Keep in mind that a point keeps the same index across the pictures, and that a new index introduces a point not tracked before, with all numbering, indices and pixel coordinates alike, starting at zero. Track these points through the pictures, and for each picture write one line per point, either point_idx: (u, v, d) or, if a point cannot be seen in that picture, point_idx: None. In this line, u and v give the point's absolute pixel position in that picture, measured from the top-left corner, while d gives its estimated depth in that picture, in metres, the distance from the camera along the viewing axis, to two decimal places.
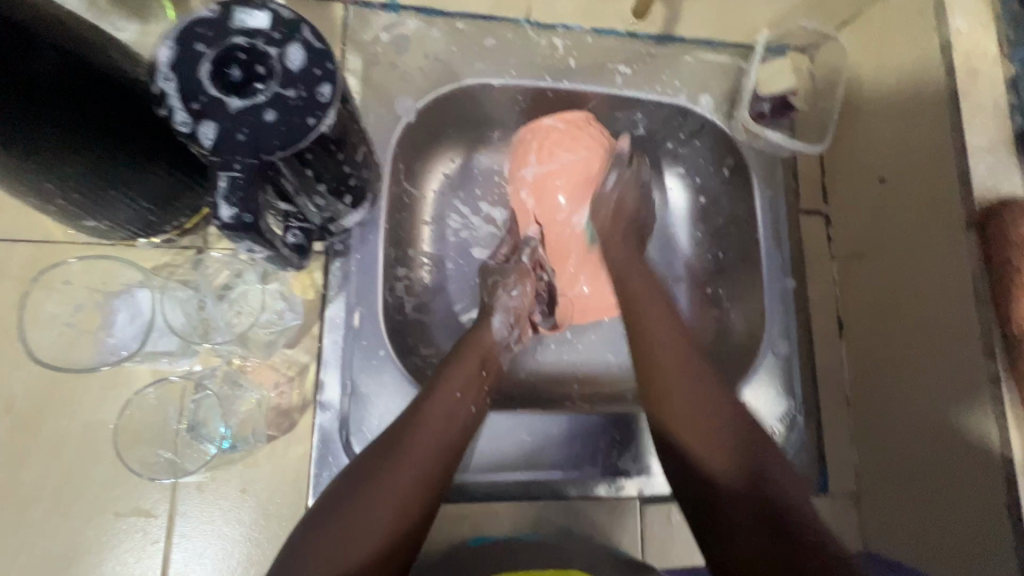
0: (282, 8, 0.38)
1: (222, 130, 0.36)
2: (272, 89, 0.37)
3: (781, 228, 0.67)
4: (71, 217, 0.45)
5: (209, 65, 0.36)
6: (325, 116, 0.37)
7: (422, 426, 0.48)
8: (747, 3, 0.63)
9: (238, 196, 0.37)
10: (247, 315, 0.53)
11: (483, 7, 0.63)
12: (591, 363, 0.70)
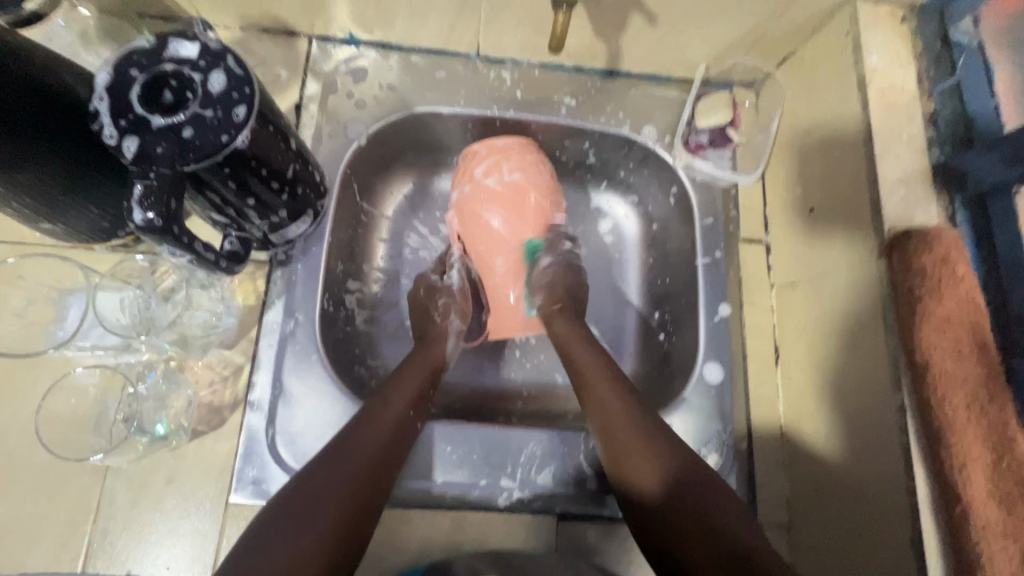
0: (212, 40, 0.44)
1: (143, 144, 0.40)
2: (192, 109, 0.41)
3: (718, 255, 0.68)
4: (31, 220, 0.50)
5: (139, 88, 0.42)
6: (238, 134, 0.42)
7: (365, 433, 0.50)
8: (684, 41, 0.66)
9: (153, 201, 0.40)
10: (179, 311, 0.56)
11: (435, 43, 0.68)
12: (536, 383, 0.75)
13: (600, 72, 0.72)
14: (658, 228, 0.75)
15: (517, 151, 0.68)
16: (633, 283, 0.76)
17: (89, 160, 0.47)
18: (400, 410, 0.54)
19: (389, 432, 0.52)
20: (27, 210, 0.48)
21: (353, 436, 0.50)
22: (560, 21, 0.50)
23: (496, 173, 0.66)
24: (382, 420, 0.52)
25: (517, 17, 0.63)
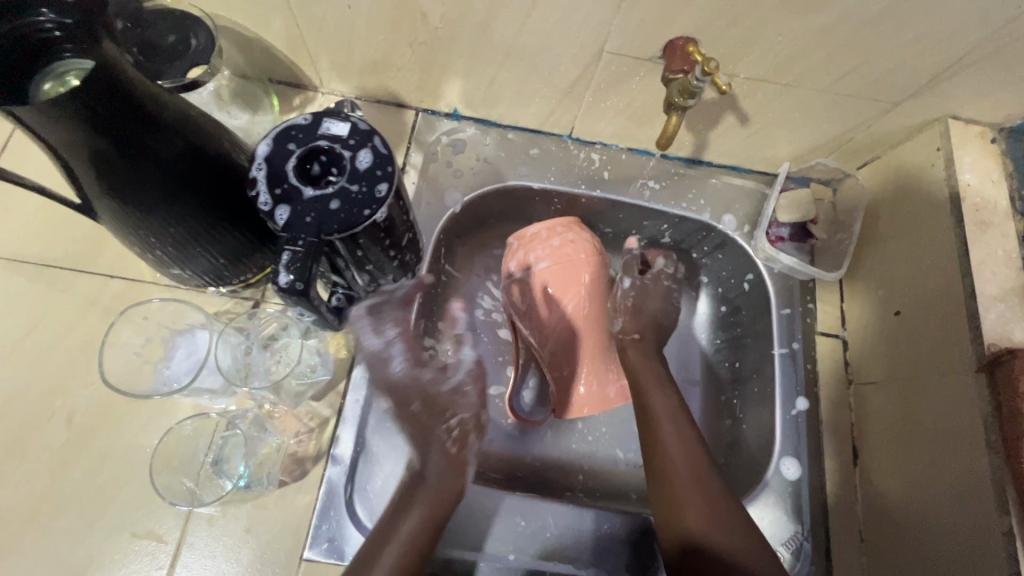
0: (360, 120, 0.48)
1: (294, 213, 0.44)
2: (340, 183, 0.45)
3: (797, 347, 0.69)
4: (162, 264, 0.53)
5: (295, 160, 0.45)
6: (378, 208, 0.45)
7: (400, 525, 0.52)
8: (771, 141, 0.70)
9: (297, 266, 0.43)
10: (285, 364, 0.58)
11: (533, 123, 0.73)
12: (598, 456, 0.74)
13: (684, 160, 0.76)
14: (729, 313, 0.77)
15: (545, 237, 0.71)
16: (699, 364, 0.77)
17: (226, 215, 0.50)
18: (424, 510, 0.54)
19: (422, 531, 0.52)
20: (164, 256, 0.51)
21: (382, 542, 0.51)
22: (673, 120, 0.55)
23: (529, 262, 0.71)
24: (407, 524, 0.52)
25: (617, 107, 0.67)
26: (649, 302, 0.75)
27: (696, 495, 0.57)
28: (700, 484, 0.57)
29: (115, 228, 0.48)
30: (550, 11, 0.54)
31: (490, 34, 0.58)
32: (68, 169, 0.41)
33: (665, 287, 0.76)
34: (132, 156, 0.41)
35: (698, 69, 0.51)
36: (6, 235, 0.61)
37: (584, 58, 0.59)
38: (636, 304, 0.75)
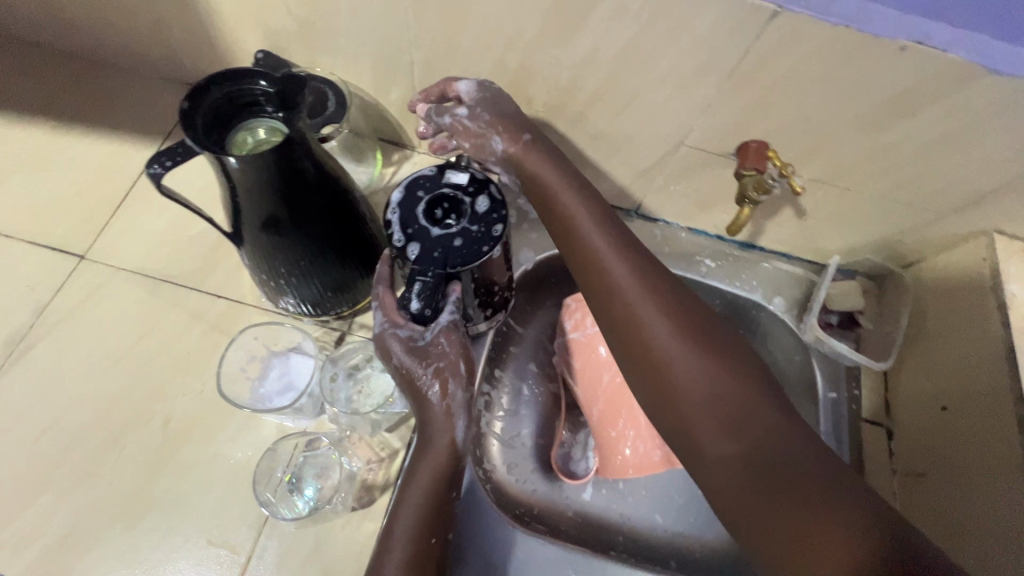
0: (477, 171, 0.54)
1: (424, 249, 0.50)
2: (463, 224, 0.51)
3: (842, 430, 0.71)
4: (274, 290, 0.59)
5: (423, 205, 0.52)
6: (495, 246, 0.51)
7: (405, 501, 0.51)
8: (824, 236, 0.75)
9: (425, 293, 0.50)
10: (367, 396, 0.63)
11: (603, 196, 0.80)
12: (638, 518, 0.76)
13: (739, 243, 0.81)
14: (773, 372, 0.78)
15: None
16: None
17: (344, 252, 0.57)
18: (429, 473, 0.51)
19: (426, 505, 0.50)
20: (283, 285, 0.58)
21: (389, 530, 0.50)
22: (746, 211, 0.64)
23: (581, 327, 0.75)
24: (409, 501, 0.50)
25: (685, 191, 0.74)
26: (507, 109, 0.59)
27: (654, 327, 0.50)
28: (720, 420, 0.46)
29: (250, 256, 0.55)
30: (643, 108, 0.62)
31: (584, 121, 0.66)
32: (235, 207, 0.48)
33: (496, 90, 0.60)
34: (293, 200, 0.48)
35: (774, 171, 0.61)
36: (131, 249, 0.68)
37: (664, 148, 0.67)
38: (497, 116, 0.59)
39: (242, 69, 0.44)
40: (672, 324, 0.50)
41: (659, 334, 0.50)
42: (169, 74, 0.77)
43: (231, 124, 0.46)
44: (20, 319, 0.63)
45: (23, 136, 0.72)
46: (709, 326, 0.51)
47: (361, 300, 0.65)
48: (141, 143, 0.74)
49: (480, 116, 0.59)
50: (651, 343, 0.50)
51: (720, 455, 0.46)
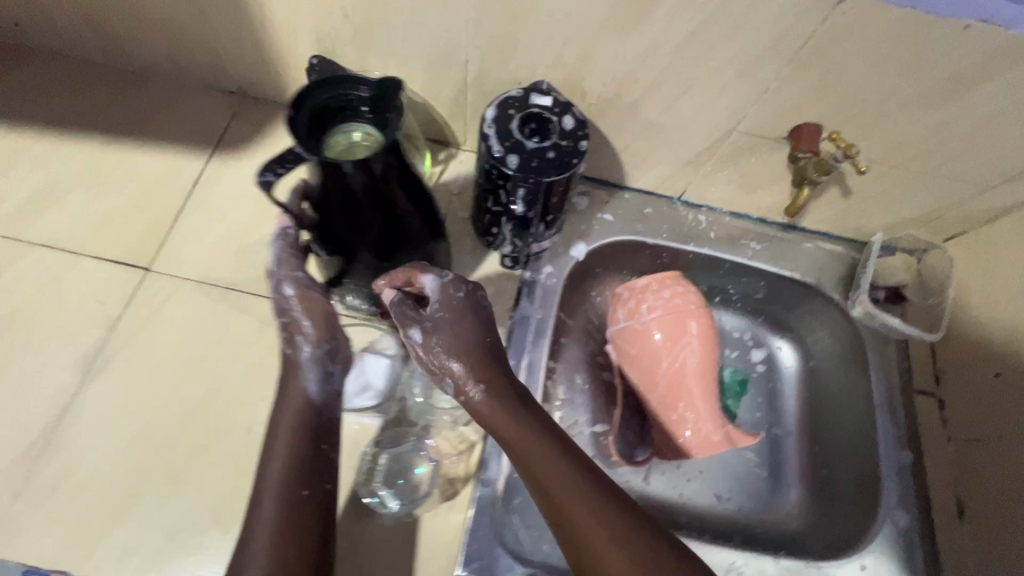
0: (559, 95, 0.60)
1: (522, 160, 0.56)
2: (552, 139, 0.57)
3: (895, 399, 0.74)
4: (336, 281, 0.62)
5: (516, 122, 0.58)
6: (581, 159, 0.56)
7: (278, 442, 0.51)
8: (866, 215, 0.77)
9: (528, 199, 0.59)
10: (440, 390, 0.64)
11: (648, 185, 0.81)
12: (697, 496, 0.79)
13: (781, 225, 0.83)
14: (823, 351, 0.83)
15: (655, 290, 0.77)
16: (791, 415, 0.83)
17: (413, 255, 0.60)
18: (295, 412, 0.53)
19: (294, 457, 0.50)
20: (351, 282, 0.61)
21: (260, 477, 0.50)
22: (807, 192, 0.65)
23: (637, 316, 0.76)
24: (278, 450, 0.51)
25: (731, 177, 0.75)
26: (461, 339, 0.55)
27: (591, 519, 0.49)
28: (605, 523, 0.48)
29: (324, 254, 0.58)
30: (700, 96, 0.63)
31: (637, 111, 0.67)
32: (323, 207, 0.51)
33: (460, 303, 0.57)
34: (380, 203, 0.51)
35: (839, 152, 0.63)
36: (193, 259, 0.68)
37: (716, 134, 0.68)
38: (450, 349, 0.55)
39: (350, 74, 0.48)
40: (609, 535, 0.48)
41: (533, 460, 0.51)
42: (211, 83, 0.77)
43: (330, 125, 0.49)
44: (93, 334, 0.63)
45: (73, 151, 0.72)
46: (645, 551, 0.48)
47: None
48: (190, 153, 0.74)
49: (404, 312, 0.57)
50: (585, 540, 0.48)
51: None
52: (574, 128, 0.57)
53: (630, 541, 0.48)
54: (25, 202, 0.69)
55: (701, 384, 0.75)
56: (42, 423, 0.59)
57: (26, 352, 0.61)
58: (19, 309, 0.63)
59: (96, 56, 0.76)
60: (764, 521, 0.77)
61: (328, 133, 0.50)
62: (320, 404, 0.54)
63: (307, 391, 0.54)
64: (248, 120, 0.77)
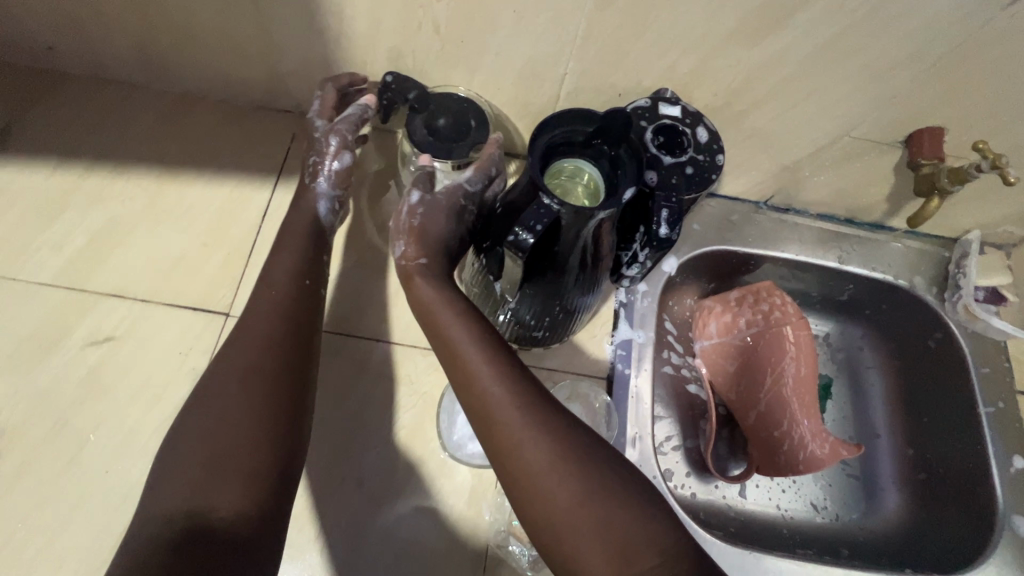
0: (686, 105, 0.57)
1: (661, 176, 0.54)
2: (690, 154, 0.55)
3: (1000, 404, 0.73)
4: (499, 305, 0.57)
5: (650, 133, 0.55)
6: (720, 173, 0.55)
7: (261, 298, 0.53)
8: (963, 213, 0.75)
9: (673, 220, 0.53)
10: None
11: (733, 191, 0.78)
12: (799, 510, 0.75)
13: (869, 225, 0.80)
14: (922, 354, 0.79)
15: (751, 303, 0.75)
16: (881, 418, 0.80)
17: (599, 284, 0.56)
18: (288, 266, 0.55)
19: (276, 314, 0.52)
20: (533, 320, 0.58)
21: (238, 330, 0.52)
22: (936, 203, 0.63)
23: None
24: (262, 303, 0.53)
25: (828, 181, 0.72)
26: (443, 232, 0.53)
27: (536, 439, 0.41)
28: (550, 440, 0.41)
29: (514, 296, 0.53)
30: (818, 102, 0.59)
31: (744, 121, 0.63)
32: (546, 254, 0.48)
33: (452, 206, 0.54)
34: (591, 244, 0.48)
35: (982, 162, 0.58)
36: None
37: (825, 141, 0.64)
38: (427, 227, 0.53)
39: (574, 109, 0.46)
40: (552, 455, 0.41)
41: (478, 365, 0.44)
42: (267, 103, 0.72)
43: (556, 163, 0.47)
44: (181, 390, 0.58)
45: (129, 188, 0.67)
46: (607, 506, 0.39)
47: (537, 334, 0.61)
48: (254, 182, 0.69)
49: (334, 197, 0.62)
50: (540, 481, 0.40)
51: (219, 517, 0.42)
52: (708, 142, 0.56)
53: (600, 486, 0.40)
54: (85, 247, 0.63)
55: (807, 398, 0.71)
56: (140, 494, 0.54)
57: (113, 415, 0.57)
58: (98, 368, 0.59)
59: (141, 80, 0.70)
60: (868, 530, 0.74)
61: (549, 171, 0.47)
62: (324, 227, 0.60)
63: (286, 269, 0.55)
64: (310, 142, 0.71)
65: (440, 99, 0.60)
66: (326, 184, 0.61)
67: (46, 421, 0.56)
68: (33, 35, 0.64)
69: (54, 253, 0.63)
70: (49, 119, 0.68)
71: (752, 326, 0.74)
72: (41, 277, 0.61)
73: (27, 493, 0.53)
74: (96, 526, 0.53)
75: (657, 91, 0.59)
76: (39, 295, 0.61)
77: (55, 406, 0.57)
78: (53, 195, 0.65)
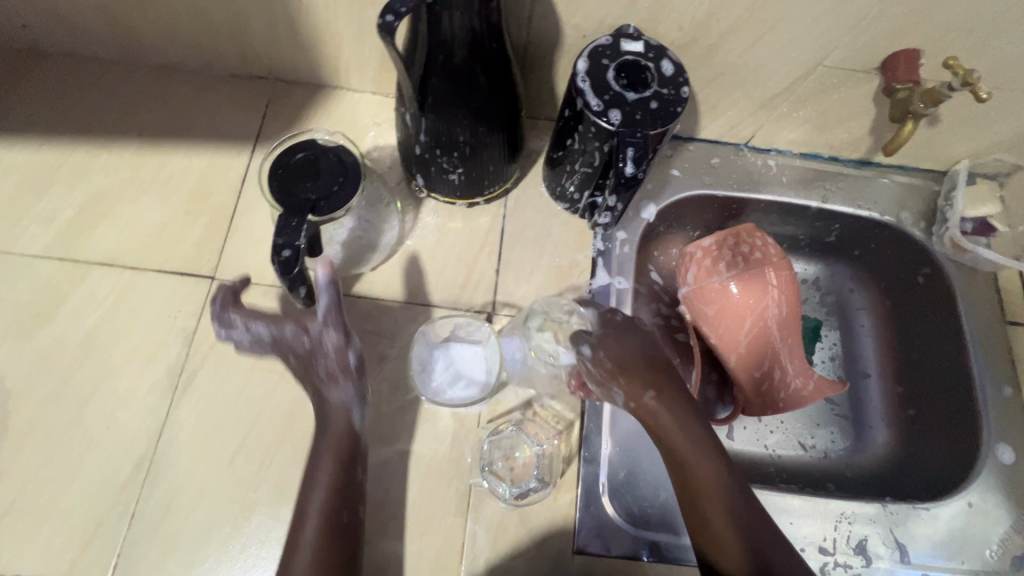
0: (649, 39, 0.56)
1: (625, 113, 0.53)
2: (654, 88, 0.54)
3: (988, 335, 0.72)
4: (409, 140, 0.61)
5: (612, 71, 0.54)
6: (686, 107, 0.54)
7: (313, 522, 0.50)
8: (950, 142, 0.73)
9: (639, 158, 0.53)
10: (535, 356, 0.62)
11: (712, 134, 0.76)
12: (785, 449, 0.76)
13: (854, 161, 0.78)
14: (912, 289, 0.78)
15: (731, 245, 0.74)
16: (870, 357, 0.80)
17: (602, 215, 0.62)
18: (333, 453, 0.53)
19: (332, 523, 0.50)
20: (446, 158, 0.60)
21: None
22: (910, 127, 0.61)
23: (712, 274, 0.73)
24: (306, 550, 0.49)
25: (807, 117, 0.71)
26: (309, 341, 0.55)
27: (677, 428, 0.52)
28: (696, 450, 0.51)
29: (414, 123, 0.57)
30: (790, 28, 0.58)
31: (715, 55, 0.62)
32: (431, 61, 0.51)
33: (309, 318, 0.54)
34: (477, 52, 0.51)
35: (954, 79, 0.56)
36: (255, 262, 0.65)
37: (800, 71, 0.63)
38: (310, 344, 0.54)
39: None
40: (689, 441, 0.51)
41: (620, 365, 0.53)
42: (241, 70, 0.72)
43: None
44: (173, 350, 0.61)
45: (112, 160, 0.69)
46: (731, 493, 0.50)
47: (446, 179, 0.64)
48: (233, 150, 0.70)
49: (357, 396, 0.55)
50: (697, 480, 0.50)
51: None
52: (672, 75, 0.54)
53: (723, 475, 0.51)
54: (74, 219, 0.66)
55: (782, 333, 0.72)
56: (139, 446, 0.57)
57: (110, 375, 0.60)
58: (92, 332, 0.61)
59: (117, 55, 0.71)
60: (854, 465, 0.75)
61: None
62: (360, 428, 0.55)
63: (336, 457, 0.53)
64: (287, 107, 0.73)
65: (292, 165, 0.53)
66: (343, 394, 0.55)
67: (49, 382, 0.59)
68: (7, 14, 0.65)
69: (45, 226, 0.65)
70: (32, 98, 0.70)
71: (731, 271, 0.73)
72: (37, 249, 0.64)
73: (36, 448, 0.57)
74: (102, 476, 0.56)
75: (620, 26, 0.58)
76: (34, 266, 0.63)
77: (57, 369, 0.60)
78: (42, 171, 0.67)
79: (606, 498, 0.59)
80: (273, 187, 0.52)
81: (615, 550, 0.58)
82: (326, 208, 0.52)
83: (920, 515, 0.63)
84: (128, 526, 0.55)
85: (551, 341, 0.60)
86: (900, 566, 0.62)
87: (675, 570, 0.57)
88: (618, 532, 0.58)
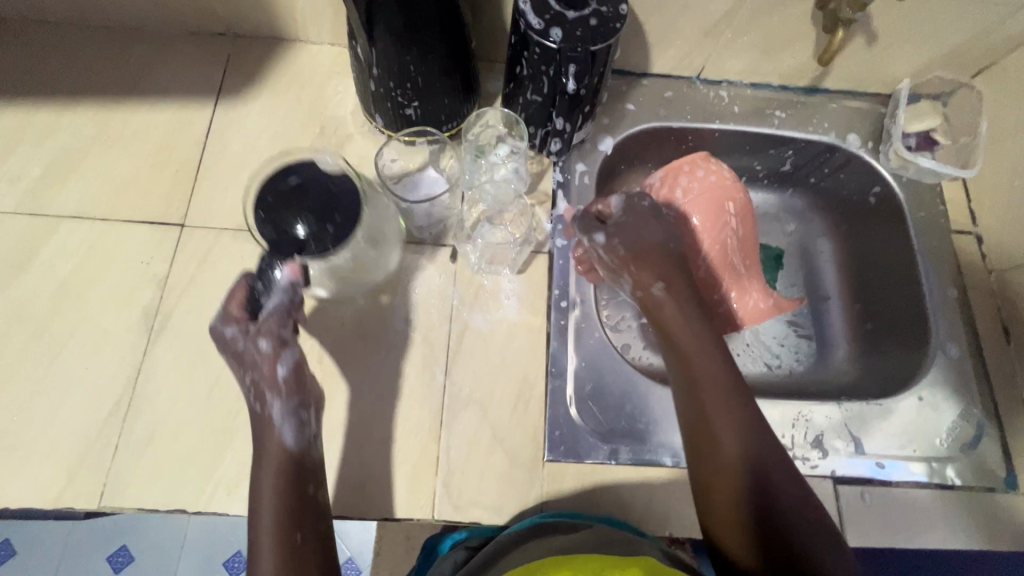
0: None
1: (565, 31, 0.55)
2: (592, 7, 0.56)
3: (935, 242, 0.75)
4: (364, 75, 0.62)
5: None
6: (624, 23, 0.56)
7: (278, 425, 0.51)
8: (891, 61, 0.75)
9: None
10: (487, 174, 0.69)
11: (665, 67, 0.79)
12: (751, 369, 0.79)
13: (803, 89, 0.81)
14: (864, 208, 0.81)
15: (686, 171, 0.75)
16: (830, 281, 0.84)
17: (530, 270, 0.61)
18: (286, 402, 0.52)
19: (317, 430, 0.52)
20: (400, 91, 0.62)
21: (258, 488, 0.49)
22: (841, 35, 0.65)
23: (670, 202, 0.74)
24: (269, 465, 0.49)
25: (751, 43, 0.73)
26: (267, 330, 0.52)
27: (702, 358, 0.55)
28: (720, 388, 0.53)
29: (365, 54, 0.58)
30: None
31: None
32: None
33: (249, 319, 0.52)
34: None
35: None
36: (223, 209, 0.67)
37: None
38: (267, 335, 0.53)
39: None
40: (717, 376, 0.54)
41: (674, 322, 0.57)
42: (199, 27, 0.74)
43: None
44: (147, 294, 0.63)
45: (76, 120, 0.70)
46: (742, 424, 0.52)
47: (403, 114, 0.66)
48: (196, 103, 0.72)
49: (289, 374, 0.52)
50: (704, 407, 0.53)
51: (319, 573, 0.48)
52: None
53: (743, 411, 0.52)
54: (42, 176, 0.67)
55: (738, 255, 0.75)
56: (120, 384, 0.59)
57: (86, 319, 0.62)
58: (66, 282, 0.63)
59: (75, 17, 0.73)
60: (817, 379, 0.78)
61: None
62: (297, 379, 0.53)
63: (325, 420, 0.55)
64: (247, 61, 0.74)
65: (280, 192, 0.52)
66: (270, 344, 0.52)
67: (26, 331, 0.61)
68: None
69: (13, 183, 0.66)
70: None
71: (688, 195, 0.74)
72: (6, 206, 0.65)
73: (17, 392, 0.59)
74: (84, 413, 0.58)
75: None
76: (4, 222, 0.65)
77: (32, 317, 0.61)
78: (8, 132, 0.69)
79: (574, 410, 0.62)
80: (261, 213, 0.51)
81: (586, 456, 0.60)
82: (315, 250, 0.51)
83: (873, 413, 0.67)
84: (112, 457, 0.57)
85: (499, 154, 0.69)
86: (856, 457, 0.65)
87: (642, 470, 0.60)
88: (587, 440, 0.61)
